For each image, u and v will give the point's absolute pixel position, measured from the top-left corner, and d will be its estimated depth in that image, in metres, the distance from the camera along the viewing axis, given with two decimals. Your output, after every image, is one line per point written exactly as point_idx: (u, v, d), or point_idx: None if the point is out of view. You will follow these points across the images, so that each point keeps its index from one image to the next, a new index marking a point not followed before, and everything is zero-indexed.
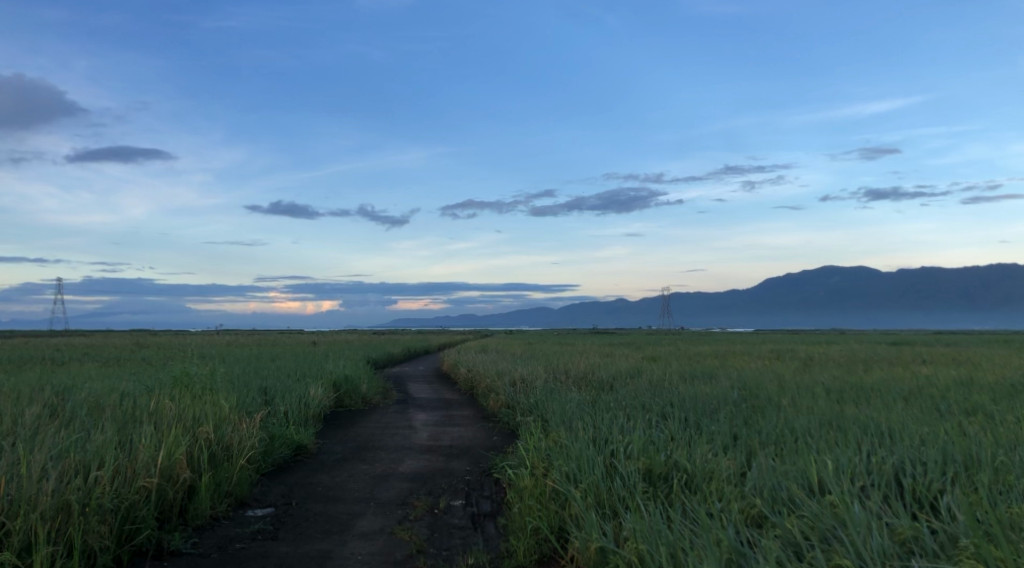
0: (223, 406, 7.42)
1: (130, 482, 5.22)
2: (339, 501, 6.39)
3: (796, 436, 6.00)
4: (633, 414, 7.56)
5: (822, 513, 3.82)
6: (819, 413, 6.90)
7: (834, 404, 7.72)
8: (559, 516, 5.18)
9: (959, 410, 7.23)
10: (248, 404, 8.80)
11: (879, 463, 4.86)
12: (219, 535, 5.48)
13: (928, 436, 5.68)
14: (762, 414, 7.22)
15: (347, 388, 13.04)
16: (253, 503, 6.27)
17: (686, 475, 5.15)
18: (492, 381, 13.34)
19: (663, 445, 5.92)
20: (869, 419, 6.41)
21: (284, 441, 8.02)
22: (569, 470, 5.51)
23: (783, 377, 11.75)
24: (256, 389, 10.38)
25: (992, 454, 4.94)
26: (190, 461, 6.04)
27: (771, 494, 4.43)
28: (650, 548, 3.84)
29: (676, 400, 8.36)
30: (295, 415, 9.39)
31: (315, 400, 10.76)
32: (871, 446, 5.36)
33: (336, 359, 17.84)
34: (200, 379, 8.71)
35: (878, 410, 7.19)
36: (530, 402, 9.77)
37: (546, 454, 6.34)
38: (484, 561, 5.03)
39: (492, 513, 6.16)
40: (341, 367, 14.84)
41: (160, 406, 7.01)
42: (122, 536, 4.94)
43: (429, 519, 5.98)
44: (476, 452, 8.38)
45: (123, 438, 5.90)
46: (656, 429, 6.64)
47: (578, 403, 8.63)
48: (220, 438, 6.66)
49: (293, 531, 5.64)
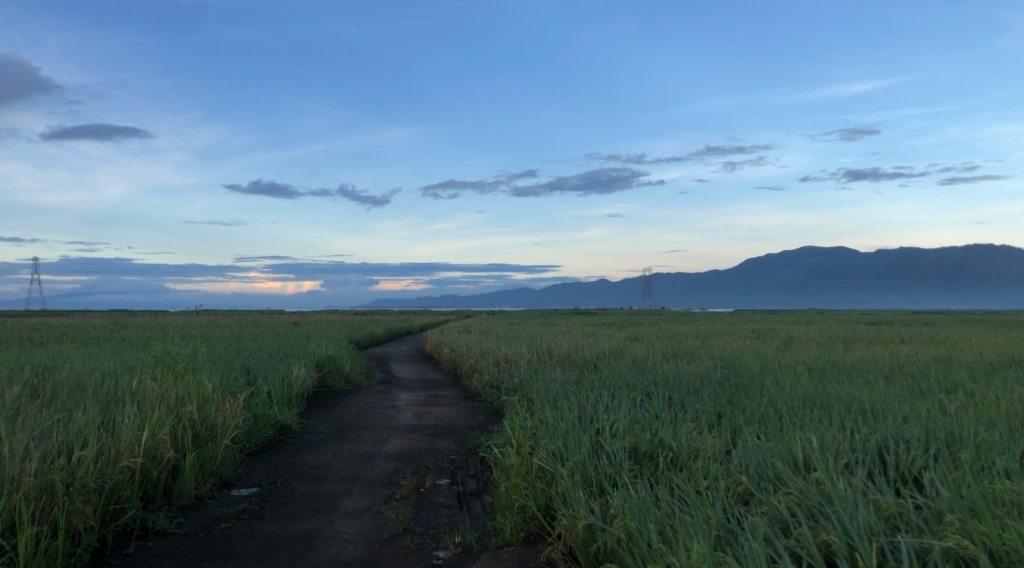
0: (205, 386, 7.37)
1: (113, 462, 5.17)
2: (324, 481, 6.38)
3: (779, 414, 6.05)
4: (617, 393, 7.61)
5: (808, 490, 3.87)
6: (801, 391, 6.97)
7: (816, 382, 7.80)
8: (545, 494, 5.20)
9: (938, 388, 7.33)
10: (231, 384, 8.75)
11: (862, 441, 4.92)
12: (204, 515, 5.46)
13: (909, 413, 5.77)
14: (744, 392, 7.28)
15: (330, 367, 13.00)
16: (238, 482, 6.26)
17: (671, 453, 5.18)
18: (476, 361, 13.36)
19: (648, 424, 5.95)
20: (850, 398, 6.48)
21: (267, 421, 8.00)
22: (556, 448, 5.53)
23: (765, 356, 11.87)
24: (238, 368, 10.33)
25: (973, 431, 5.01)
26: (174, 441, 6.00)
27: (758, 472, 4.46)
28: (639, 525, 3.86)
29: (660, 379, 8.41)
30: (278, 395, 9.36)
31: (298, 379, 10.72)
32: (854, 425, 5.43)
33: (317, 339, 17.75)
34: (182, 359, 8.65)
35: (858, 389, 7.29)
36: (514, 381, 9.80)
37: (532, 432, 6.36)
38: (471, 538, 5.04)
39: (478, 492, 6.18)
40: (323, 347, 14.79)
41: (142, 386, 6.95)
42: (107, 516, 4.91)
43: (415, 498, 5.99)
44: (461, 431, 8.39)
45: (105, 418, 5.85)
46: (640, 408, 6.68)
47: (562, 382, 8.67)
48: (204, 418, 6.62)
49: (279, 510, 5.63)
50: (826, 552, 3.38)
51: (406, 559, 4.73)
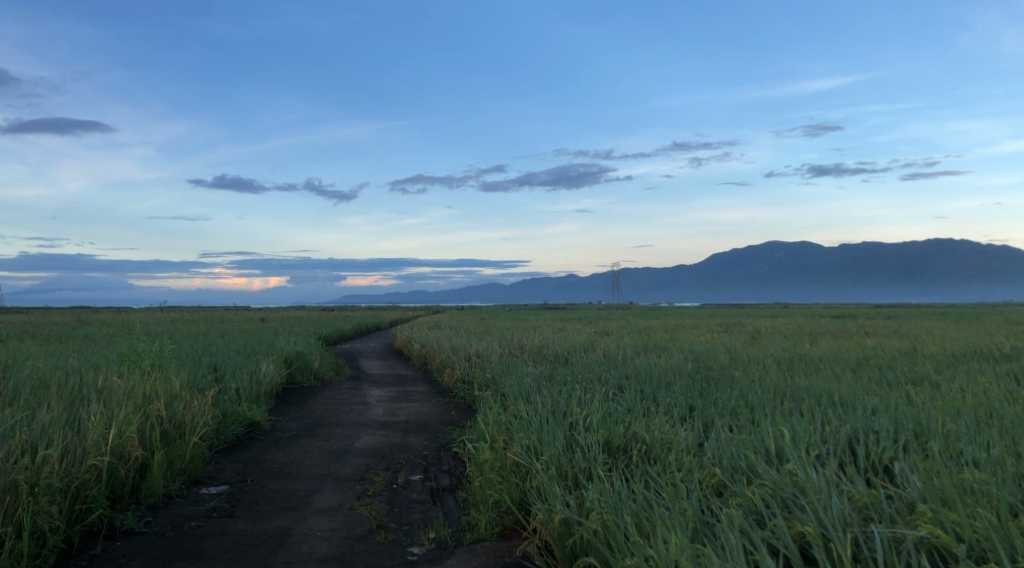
0: (173, 384, 7.25)
1: (79, 461, 5.06)
2: (295, 478, 6.32)
3: (750, 406, 6.13)
4: (589, 387, 7.62)
5: (782, 482, 3.92)
6: (771, 383, 7.06)
7: (785, 375, 7.90)
8: (519, 489, 5.19)
9: (904, 379, 7.46)
10: (199, 380, 8.63)
11: (833, 433, 4.99)
12: (174, 513, 5.37)
13: (878, 405, 5.87)
14: (715, 385, 7.36)
15: (299, 364, 12.88)
16: (208, 480, 6.17)
17: (645, 445, 5.20)
18: (447, 356, 13.32)
19: (621, 417, 5.98)
20: (820, 390, 6.58)
21: (236, 418, 7.90)
22: (530, 443, 5.53)
23: (734, 349, 12.00)
24: (206, 365, 10.18)
25: (940, 422, 5.11)
26: (142, 439, 5.88)
27: (731, 464, 4.50)
28: (616, 518, 3.87)
29: (631, 373, 8.45)
30: (247, 391, 9.24)
31: (267, 376, 10.60)
32: (824, 417, 5.51)
33: (286, 335, 17.58)
34: (148, 356, 8.50)
35: (827, 380, 7.40)
36: (486, 376, 9.79)
37: (505, 426, 6.36)
38: (446, 534, 5.02)
39: (451, 487, 6.16)
40: (292, 344, 14.65)
41: (108, 384, 6.81)
42: (73, 516, 4.80)
43: (388, 494, 5.95)
44: (433, 427, 8.36)
45: (70, 416, 5.72)
46: (613, 401, 6.71)
47: (535, 377, 8.68)
48: (172, 416, 6.50)
49: (250, 508, 5.55)
50: (801, 543, 3.42)
51: (380, 555, 4.70)
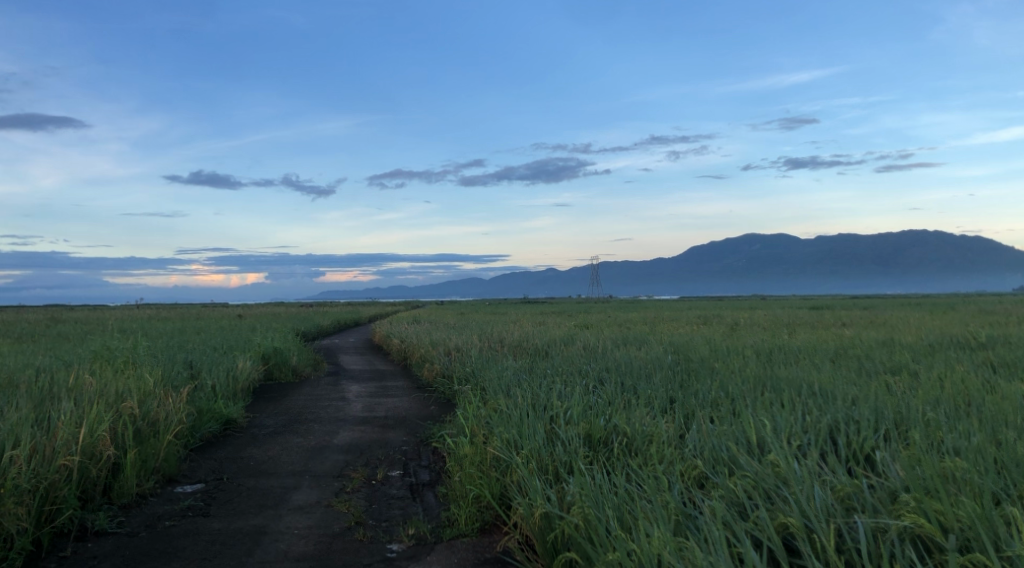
0: (146, 381, 7.10)
1: (48, 461, 4.92)
2: (272, 475, 6.22)
3: (730, 396, 6.11)
4: (569, 380, 7.58)
5: (764, 473, 3.89)
6: (750, 374, 7.07)
7: (764, 366, 7.92)
8: (500, 483, 5.13)
9: (882, 369, 7.50)
10: (174, 377, 8.48)
11: (814, 423, 4.99)
12: (147, 513, 5.25)
13: (858, 395, 5.87)
14: (695, 376, 7.35)
15: (277, 360, 12.73)
16: (183, 479, 6.04)
17: (626, 438, 5.16)
18: (426, 351, 13.24)
19: (602, 410, 5.93)
20: (799, 380, 6.58)
21: (212, 415, 7.77)
22: (509, 436, 5.47)
23: (714, 341, 12.02)
24: (181, 362, 10.03)
25: (919, 411, 5.12)
26: (114, 438, 5.74)
27: (713, 454, 4.47)
28: (598, 512, 3.82)
29: (612, 365, 8.42)
30: (224, 388, 9.10)
31: (244, 372, 10.46)
32: (805, 407, 5.51)
33: (264, 332, 17.40)
34: (121, 353, 8.35)
35: (806, 371, 7.42)
36: (466, 370, 9.72)
37: (485, 420, 6.30)
38: (425, 530, 4.94)
39: (431, 482, 6.09)
40: (269, 340, 14.47)
41: (79, 381, 6.65)
42: (42, 517, 4.66)
43: (367, 490, 5.87)
44: (413, 422, 8.29)
45: (39, 415, 5.57)
46: (593, 394, 6.67)
47: (515, 370, 8.63)
48: (145, 414, 6.37)
49: (226, 507, 5.44)
50: (784, 534, 3.40)
51: (358, 553, 4.62)
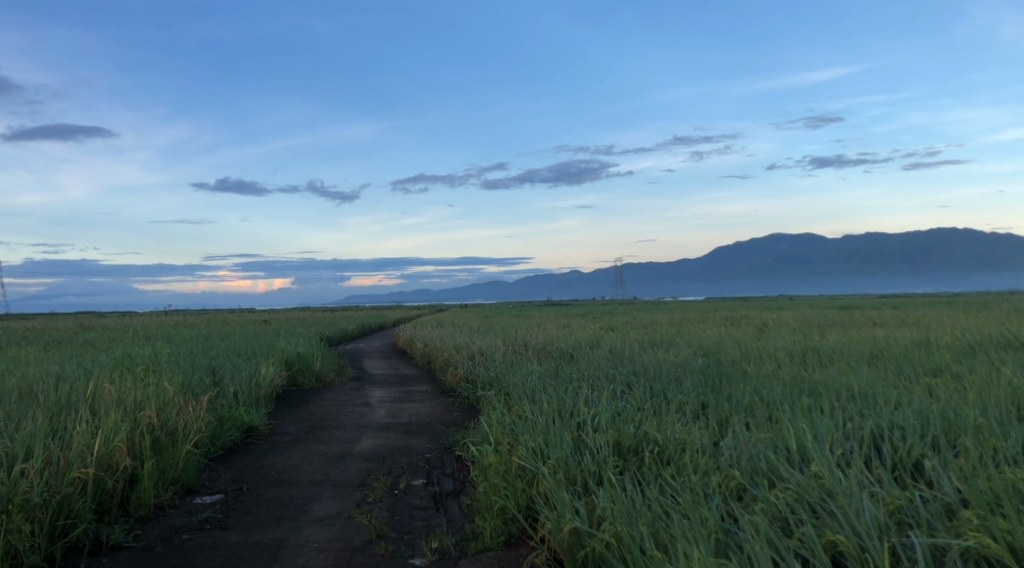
0: (166, 388, 6.98)
1: (62, 473, 4.79)
2: (292, 485, 6.06)
3: (765, 401, 5.85)
4: (596, 384, 7.36)
5: (806, 486, 3.66)
6: (785, 378, 6.78)
7: (798, 368, 7.63)
8: (526, 494, 4.92)
9: (923, 371, 7.18)
10: (195, 385, 8.38)
11: (856, 429, 4.73)
12: (164, 526, 5.12)
13: (899, 398, 5.59)
14: (727, 380, 7.08)
15: (300, 366, 12.62)
16: (202, 490, 5.91)
17: (657, 447, 4.93)
18: (450, 355, 13.07)
19: (631, 416, 5.71)
20: (837, 384, 6.29)
21: (233, 423, 7.64)
22: (535, 445, 5.26)
23: (743, 343, 11.73)
24: (203, 369, 9.93)
25: (968, 417, 4.84)
26: (131, 448, 5.61)
27: (751, 465, 4.24)
28: (631, 529, 3.61)
29: (640, 369, 8.18)
30: (246, 395, 8.99)
31: (266, 378, 10.34)
32: (845, 412, 5.25)
33: (287, 337, 17.31)
34: (142, 361, 8.25)
35: (842, 373, 7.13)
36: (490, 375, 9.53)
37: (510, 428, 6.11)
38: (448, 544, 4.76)
39: (455, 491, 5.90)
40: (292, 345, 14.38)
41: (98, 390, 6.55)
42: (55, 533, 4.54)
43: (389, 500, 5.69)
44: (436, 428, 8.10)
45: (55, 426, 5.45)
46: (621, 400, 6.44)
47: (539, 375, 8.42)
48: (164, 423, 6.24)
49: (245, 519, 5.29)
50: (833, 553, 3.18)
51: None
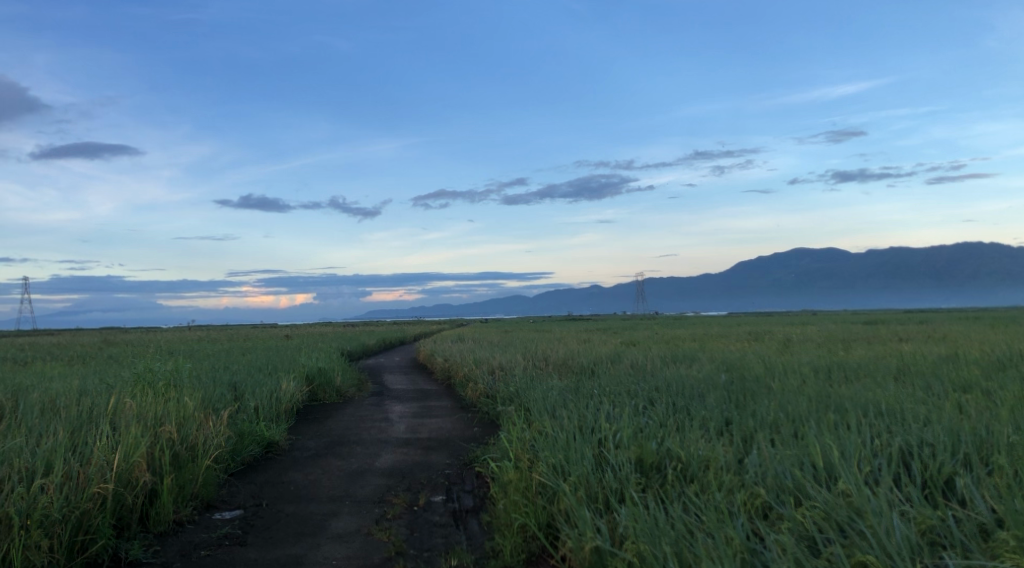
0: (186, 403, 7.00)
1: (82, 489, 4.80)
2: (312, 501, 6.02)
3: (790, 417, 5.74)
4: (617, 400, 7.27)
5: (834, 504, 3.56)
6: (809, 393, 6.66)
7: (824, 384, 7.50)
8: (546, 512, 4.85)
9: (952, 387, 7.02)
10: (216, 400, 8.39)
11: (884, 446, 4.62)
12: (183, 542, 5.10)
13: (929, 415, 5.46)
14: (751, 396, 6.97)
15: (321, 381, 12.62)
16: (221, 505, 5.90)
17: (680, 464, 4.85)
18: (470, 370, 13.03)
19: (653, 433, 5.62)
20: (864, 400, 6.16)
21: (253, 438, 7.63)
22: (555, 462, 5.19)
23: (767, 358, 11.57)
24: (225, 384, 9.96)
25: (1001, 434, 4.71)
26: (151, 463, 5.61)
27: (776, 482, 4.14)
28: (654, 548, 3.53)
29: (662, 384, 8.08)
30: (266, 410, 8.99)
31: (287, 394, 10.35)
32: (873, 429, 5.13)
33: (308, 352, 17.35)
34: (163, 376, 8.28)
35: (869, 389, 6.98)
36: (510, 390, 9.45)
37: (530, 444, 6.04)
38: (468, 562, 4.70)
39: (474, 508, 5.84)
40: (313, 360, 14.39)
41: (120, 405, 6.58)
42: (74, 548, 4.54)
43: (408, 517, 5.64)
44: (456, 444, 8.04)
45: (76, 440, 5.47)
46: (643, 416, 6.35)
47: (560, 390, 8.34)
48: (184, 438, 6.25)
49: (263, 535, 5.26)
50: None
51: None
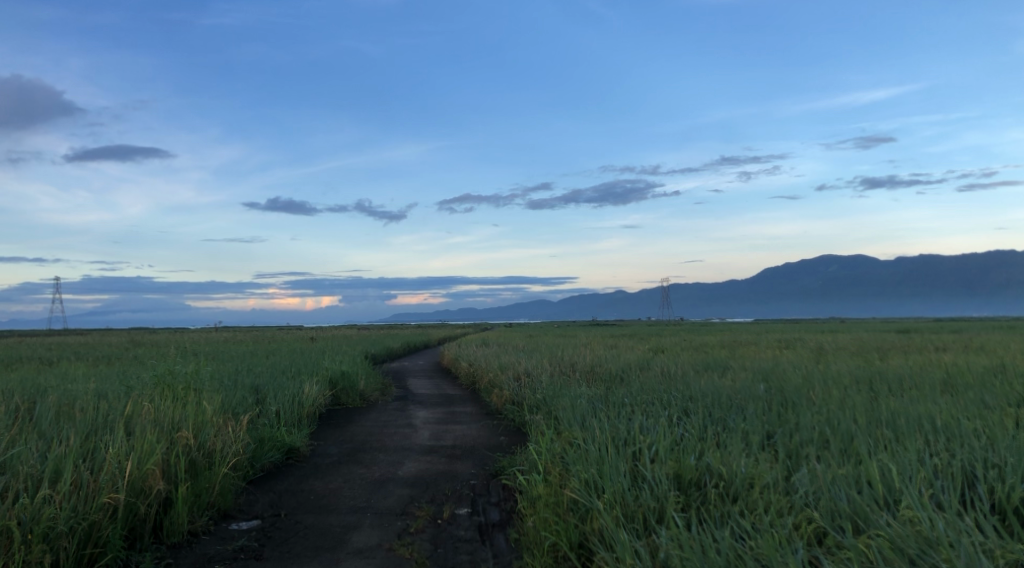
0: (205, 408, 6.80)
1: (91, 498, 4.62)
2: (331, 511, 5.78)
3: (837, 432, 5.37)
4: (649, 410, 6.94)
5: (902, 532, 3.23)
6: (852, 407, 6.29)
7: (868, 396, 7.11)
8: (578, 531, 4.54)
9: (1005, 401, 6.62)
10: (237, 404, 8.20)
11: (946, 463, 4.24)
12: (198, 554, 4.88)
13: (988, 431, 5.07)
14: (791, 408, 6.61)
15: (344, 384, 12.43)
16: (239, 514, 5.68)
17: (722, 481, 4.53)
18: (496, 375, 12.75)
19: (692, 446, 5.30)
20: (914, 414, 5.77)
21: (273, 444, 7.41)
22: (588, 476, 4.89)
23: (803, 367, 11.14)
24: (247, 387, 9.78)
25: None
26: (166, 470, 5.40)
27: (832, 502, 3.81)
28: None
29: (697, 394, 7.72)
30: (287, 414, 8.80)
31: (309, 397, 10.15)
32: (931, 446, 4.75)
33: (331, 355, 17.23)
34: (184, 378, 8.10)
35: (917, 402, 6.60)
36: (537, 397, 9.16)
37: (559, 456, 5.75)
38: None
39: (501, 523, 5.57)
40: (336, 363, 14.21)
41: (137, 410, 6.40)
42: (82, 562, 4.37)
43: (431, 531, 5.37)
44: (481, 453, 7.76)
45: (88, 446, 5.30)
46: (678, 428, 6.03)
47: (589, 398, 8.02)
48: (201, 444, 6.03)
49: (281, 548, 5.02)
50: None
51: None
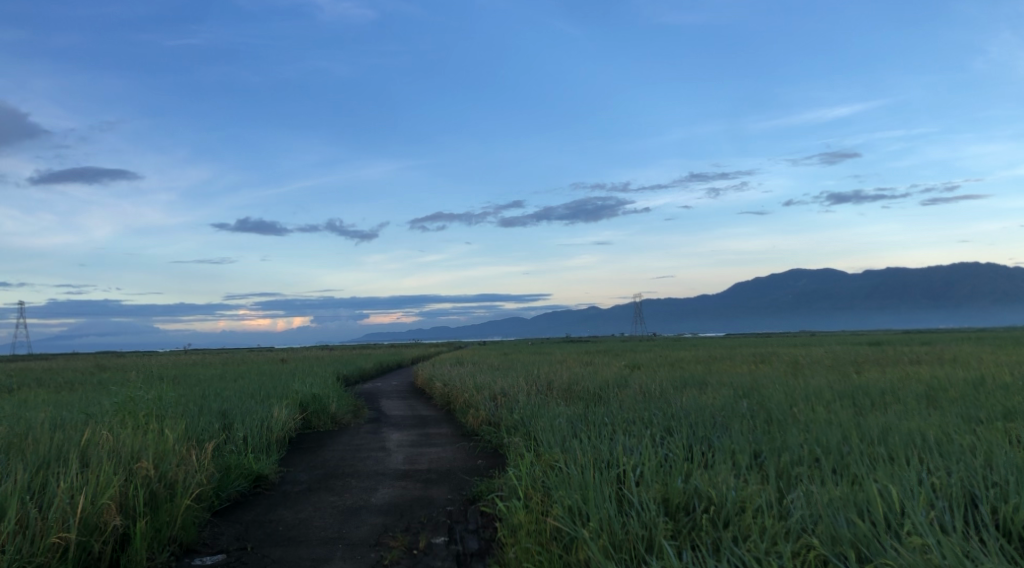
0: (167, 435, 6.48)
1: (37, 538, 4.34)
2: (301, 544, 5.47)
3: (826, 451, 5.20)
4: (631, 430, 6.72)
5: (910, 561, 3.06)
6: (839, 423, 6.13)
7: (853, 412, 6.95)
8: (562, 561, 4.30)
9: (991, 414, 6.50)
10: (202, 431, 7.86)
11: (946, 482, 4.07)
12: None
13: (980, 447, 4.93)
14: (777, 425, 6.43)
15: (315, 408, 12.04)
16: (203, 549, 5.35)
17: (713, 505, 4.32)
18: (471, 396, 12.43)
19: (678, 466, 5.09)
20: (904, 430, 5.62)
21: (240, 472, 7.08)
22: (572, 503, 4.65)
23: (782, 382, 10.96)
24: (213, 413, 9.42)
25: None
26: (123, 505, 5.08)
27: (830, 527, 3.62)
28: None
29: (679, 411, 7.52)
30: (256, 440, 8.45)
31: (279, 422, 9.80)
32: (927, 463, 4.58)
33: (302, 376, 16.82)
34: (147, 405, 7.76)
35: (903, 417, 6.46)
36: (514, 418, 8.89)
37: (539, 480, 5.51)
38: None
39: (480, 552, 5.31)
40: (307, 385, 13.80)
41: (93, 439, 6.07)
42: None
43: (407, 562, 5.10)
44: (458, 477, 7.48)
45: (38, 481, 4.98)
46: (661, 447, 5.82)
47: (568, 418, 7.78)
48: (163, 474, 5.66)
49: None
50: None
51: None
